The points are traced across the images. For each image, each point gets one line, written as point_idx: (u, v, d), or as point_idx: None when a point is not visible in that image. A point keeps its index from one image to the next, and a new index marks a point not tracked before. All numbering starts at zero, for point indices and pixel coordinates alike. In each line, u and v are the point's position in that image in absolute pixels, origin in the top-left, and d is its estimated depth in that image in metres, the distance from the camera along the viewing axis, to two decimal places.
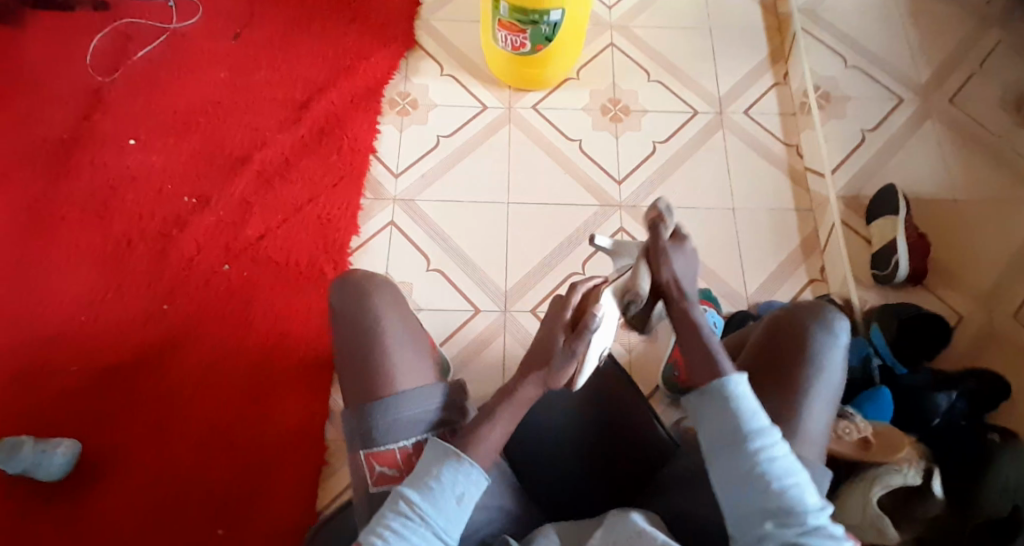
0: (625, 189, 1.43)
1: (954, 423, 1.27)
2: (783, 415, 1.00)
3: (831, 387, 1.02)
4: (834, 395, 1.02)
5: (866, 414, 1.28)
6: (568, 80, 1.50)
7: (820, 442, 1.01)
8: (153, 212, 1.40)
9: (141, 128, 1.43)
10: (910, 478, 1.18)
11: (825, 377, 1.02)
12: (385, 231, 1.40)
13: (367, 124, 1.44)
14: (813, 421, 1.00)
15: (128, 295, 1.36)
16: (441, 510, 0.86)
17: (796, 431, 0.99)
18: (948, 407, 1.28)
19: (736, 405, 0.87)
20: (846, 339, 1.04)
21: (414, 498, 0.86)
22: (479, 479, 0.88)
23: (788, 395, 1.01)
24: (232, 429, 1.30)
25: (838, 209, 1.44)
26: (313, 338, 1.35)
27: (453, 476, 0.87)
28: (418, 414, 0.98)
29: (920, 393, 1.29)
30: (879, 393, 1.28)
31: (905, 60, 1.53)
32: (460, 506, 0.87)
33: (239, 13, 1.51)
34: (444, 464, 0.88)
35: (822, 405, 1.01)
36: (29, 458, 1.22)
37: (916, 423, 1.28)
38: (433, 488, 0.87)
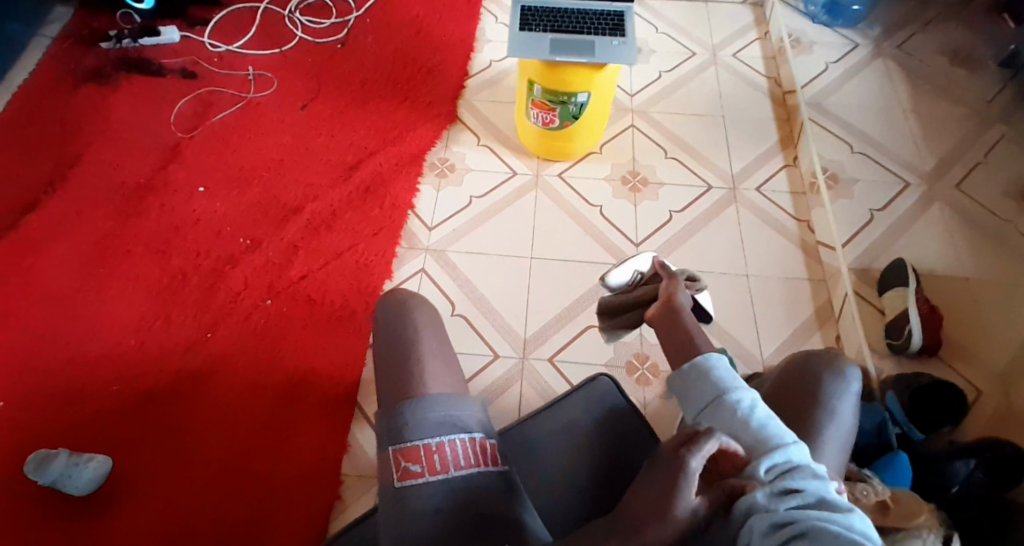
0: (643, 250, 1.53)
1: (972, 493, 1.26)
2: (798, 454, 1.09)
3: (843, 429, 1.12)
4: (845, 437, 1.11)
5: (885, 480, 1.27)
6: (591, 153, 1.65)
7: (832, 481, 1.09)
8: (209, 251, 1.53)
9: (209, 179, 1.60)
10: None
11: (837, 421, 1.12)
12: (415, 277, 1.51)
13: (409, 184, 1.59)
14: (824, 461, 1.09)
15: (175, 323, 1.46)
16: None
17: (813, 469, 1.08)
18: (967, 477, 1.26)
19: (714, 375, 1.01)
20: (857, 385, 1.14)
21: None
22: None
23: (801, 436, 1.10)
24: (254, 457, 1.35)
25: (849, 279, 1.50)
26: (340, 371, 1.43)
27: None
28: (438, 413, 1.06)
29: (939, 462, 1.29)
30: (897, 460, 1.28)
31: (910, 150, 1.64)
32: None
33: (308, 89, 1.72)
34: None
35: (834, 446, 1.10)
36: (60, 469, 1.28)
37: (935, 491, 1.27)
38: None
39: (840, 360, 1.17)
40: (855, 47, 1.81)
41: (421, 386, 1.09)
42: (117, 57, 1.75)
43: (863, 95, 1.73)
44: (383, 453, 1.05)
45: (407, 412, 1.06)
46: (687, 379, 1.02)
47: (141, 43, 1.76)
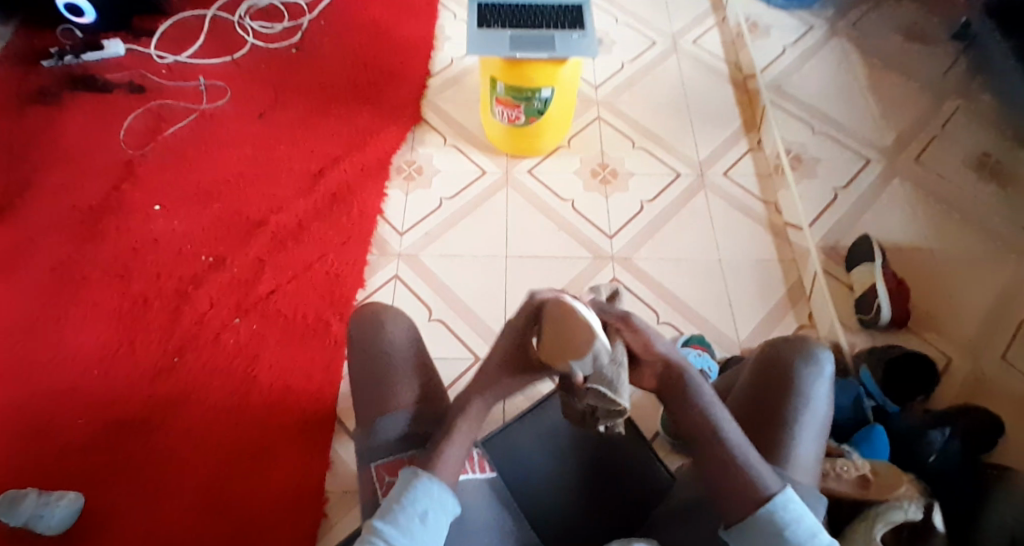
0: (617, 242, 1.53)
1: (949, 459, 1.28)
2: (777, 445, 1.12)
3: (819, 415, 1.14)
4: (822, 425, 1.14)
5: (864, 453, 1.32)
6: (559, 148, 1.64)
7: (812, 469, 1.12)
8: (172, 272, 1.48)
9: (165, 196, 1.55)
10: (912, 513, 1.16)
11: (813, 408, 1.15)
12: (390, 284, 1.48)
13: (375, 189, 1.56)
14: (804, 449, 1.12)
15: (142, 350, 1.42)
16: (403, 530, 0.90)
17: (791, 459, 1.11)
18: (942, 445, 1.29)
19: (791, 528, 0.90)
20: (831, 369, 1.16)
21: (380, 527, 0.90)
22: (443, 497, 0.93)
23: (778, 428, 1.13)
24: (232, 483, 1.32)
25: (818, 258, 1.53)
26: (319, 390, 1.40)
27: (415, 496, 0.92)
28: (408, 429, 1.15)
29: (914, 433, 1.33)
30: (874, 433, 1.33)
31: (870, 128, 1.66)
32: (424, 523, 0.91)
33: (264, 97, 1.67)
34: (409, 485, 0.93)
35: (812, 434, 1.13)
36: (31, 509, 1.24)
37: (913, 462, 1.31)
38: (397, 509, 0.92)
39: (812, 345, 1.18)
40: (810, 28, 1.83)
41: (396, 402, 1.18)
42: (59, 72, 1.68)
43: (821, 75, 1.75)
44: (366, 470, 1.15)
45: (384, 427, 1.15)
46: (763, 534, 0.91)
47: (84, 58, 1.69)
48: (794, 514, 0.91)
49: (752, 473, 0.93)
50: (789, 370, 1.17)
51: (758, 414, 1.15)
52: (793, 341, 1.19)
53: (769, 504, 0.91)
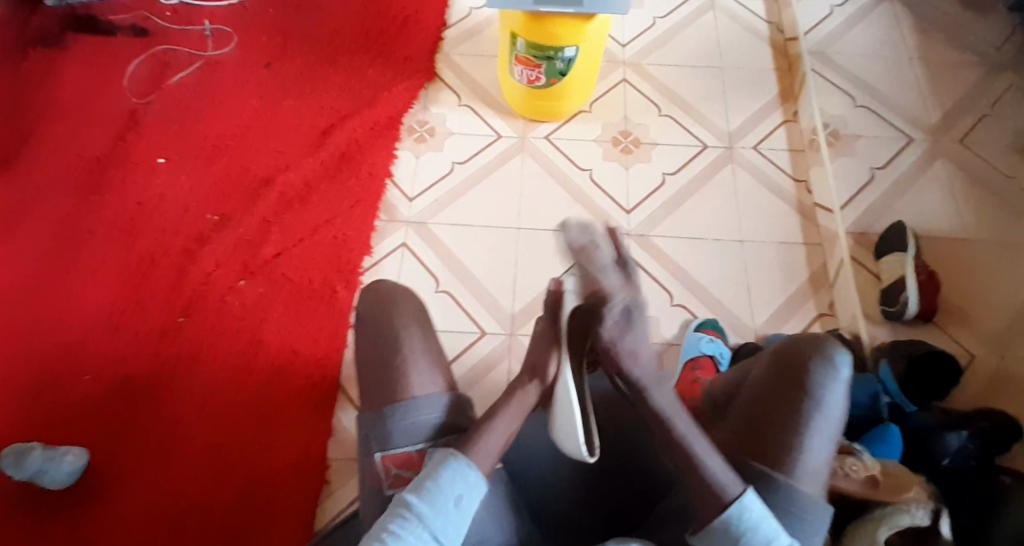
0: (635, 217, 1.47)
1: (964, 464, 1.23)
2: (782, 453, 0.99)
3: (832, 421, 1.00)
4: (835, 434, 1.00)
5: (876, 452, 1.24)
6: (580, 112, 1.56)
7: (820, 479, 0.99)
8: (178, 230, 1.46)
9: (170, 149, 1.52)
10: (919, 518, 1.13)
11: (826, 415, 1.00)
12: (397, 252, 1.44)
13: (386, 150, 1.51)
14: (813, 459, 0.99)
15: (148, 309, 1.40)
16: (437, 511, 0.88)
17: (797, 468, 0.98)
18: (958, 447, 1.23)
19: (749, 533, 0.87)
20: (848, 373, 1.01)
21: (412, 501, 0.88)
22: (479, 482, 0.90)
23: (784, 436, 0.99)
24: (238, 446, 1.31)
25: (847, 244, 1.44)
26: (323, 358, 1.38)
27: (451, 477, 0.89)
28: (430, 425, 1.01)
29: (930, 433, 1.26)
30: (888, 432, 1.25)
31: (916, 103, 1.55)
32: (458, 507, 0.88)
33: (273, 46, 1.62)
34: (444, 465, 0.90)
35: (823, 443, 0.99)
36: (36, 465, 1.23)
37: (927, 463, 1.25)
38: (431, 489, 0.89)
39: (829, 344, 1.03)
40: None
41: (408, 387, 1.04)
42: (65, 15, 1.64)
43: (869, 40, 1.62)
44: (372, 461, 1.02)
45: (396, 422, 1.01)
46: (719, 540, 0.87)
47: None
48: (751, 521, 0.87)
49: (713, 480, 0.88)
50: (804, 369, 1.02)
51: (765, 416, 1.01)
52: (811, 339, 1.04)
53: (728, 508, 0.87)
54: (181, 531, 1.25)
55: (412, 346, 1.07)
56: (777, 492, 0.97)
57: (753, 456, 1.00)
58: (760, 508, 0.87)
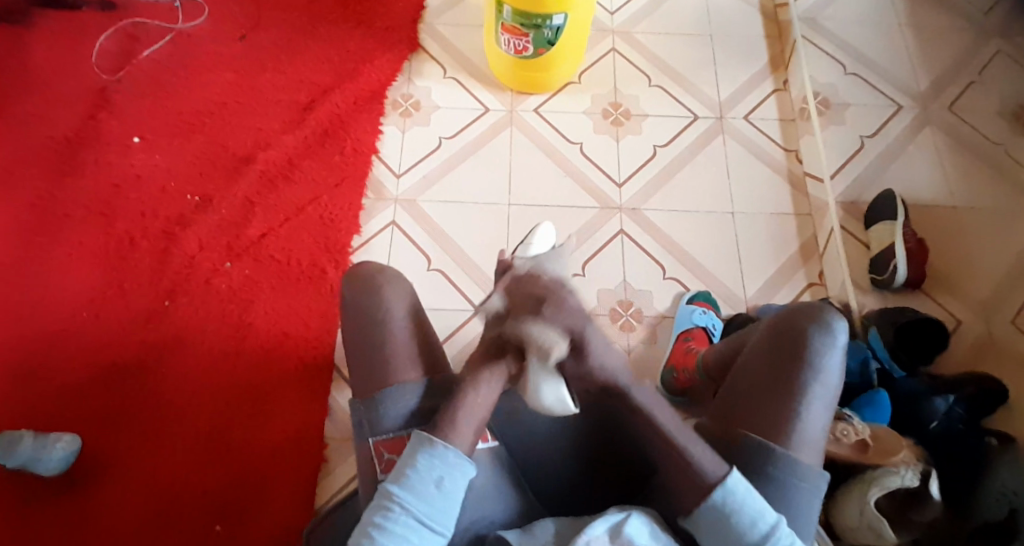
0: (625, 192, 1.45)
1: (953, 427, 1.23)
2: (779, 419, 0.98)
3: (829, 389, 1.00)
4: (832, 399, 0.99)
5: (865, 418, 1.23)
6: (569, 83, 1.53)
7: (818, 445, 0.99)
8: (157, 211, 1.41)
9: (145, 128, 1.46)
10: (908, 480, 1.10)
11: (824, 381, 0.99)
12: (386, 230, 1.41)
13: (370, 125, 1.47)
14: (810, 424, 0.98)
15: (131, 293, 1.36)
16: (421, 498, 0.84)
17: (795, 434, 0.97)
18: (946, 411, 1.24)
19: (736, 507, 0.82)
20: (845, 339, 1.01)
21: (393, 491, 0.84)
22: (459, 462, 0.85)
23: (782, 402, 0.99)
24: (232, 429, 1.29)
25: (837, 214, 1.44)
26: (315, 339, 1.35)
27: (430, 462, 0.85)
28: (411, 406, 1.00)
29: (916, 396, 1.26)
30: (877, 396, 1.24)
31: (905, 69, 1.54)
32: (439, 491, 0.84)
33: (248, 16, 1.56)
34: (420, 449, 0.85)
35: (820, 410, 0.98)
36: (28, 452, 1.21)
37: (914, 426, 1.24)
38: (410, 476, 0.85)
39: (825, 311, 1.03)
40: None
41: (395, 371, 1.03)
42: None
43: (858, 5, 1.61)
44: (364, 446, 1.00)
45: (382, 404, 1.00)
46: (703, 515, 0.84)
47: None
48: (735, 502, 0.83)
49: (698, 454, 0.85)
50: (801, 338, 1.01)
51: (763, 385, 1.01)
52: (808, 307, 1.04)
53: (713, 491, 0.83)
54: (178, 517, 1.24)
55: (396, 325, 1.07)
56: (777, 461, 0.96)
57: (750, 424, 1.00)
58: (745, 487, 0.83)
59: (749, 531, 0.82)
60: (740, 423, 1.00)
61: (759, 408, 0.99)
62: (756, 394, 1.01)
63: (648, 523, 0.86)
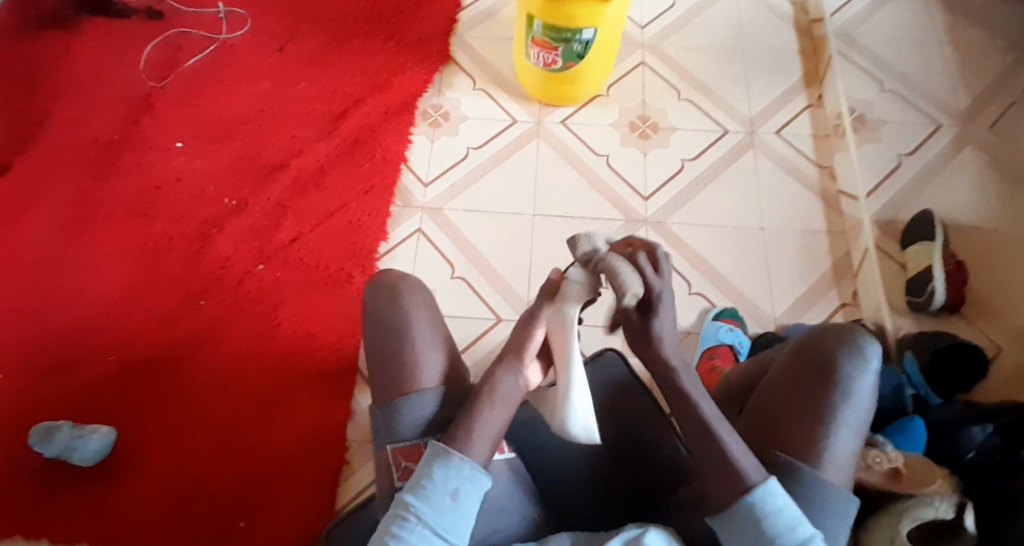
0: (652, 205, 1.44)
1: (988, 459, 1.15)
2: (807, 440, 0.95)
3: (861, 412, 0.97)
4: (863, 422, 0.96)
5: (898, 445, 1.19)
6: (598, 96, 1.53)
7: (847, 469, 0.96)
8: (194, 213, 1.46)
9: (186, 133, 1.52)
10: (942, 512, 1.07)
11: (855, 403, 0.96)
12: (412, 237, 1.43)
13: (400, 135, 1.50)
14: (839, 447, 0.95)
15: (166, 292, 1.41)
16: (435, 509, 0.86)
17: (824, 456, 0.94)
18: (982, 442, 1.17)
19: (766, 523, 0.84)
20: (878, 363, 0.98)
21: (409, 501, 0.87)
22: (474, 473, 0.88)
23: (811, 423, 0.96)
24: (256, 427, 1.32)
25: (871, 232, 1.40)
26: (337, 342, 1.37)
27: (444, 473, 0.88)
28: (427, 416, 1.00)
29: (952, 425, 1.20)
30: (910, 423, 1.19)
31: (944, 88, 1.50)
32: (454, 501, 0.87)
33: (287, 28, 1.61)
34: (436, 460, 0.88)
35: (850, 432, 0.95)
36: (65, 440, 1.25)
37: (949, 457, 1.19)
38: (425, 486, 0.87)
39: (857, 334, 1.00)
40: None
41: (414, 379, 1.03)
42: None
43: (896, 22, 1.57)
44: (382, 453, 1.01)
45: (400, 413, 1.00)
46: (735, 526, 0.85)
47: None
48: (773, 506, 0.84)
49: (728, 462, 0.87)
50: (832, 359, 0.99)
51: (791, 405, 0.98)
52: (839, 329, 1.01)
53: (748, 494, 0.85)
54: (202, 511, 1.26)
55: (416, 332, 1.07)
56: (804, 482, 0.93)
57: (776, 445, 0.97)
58: (782, 493, 0.85)
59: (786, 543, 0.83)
60: (765, 443, 0.97)
61: (787, 429, 0.96)
62: (782, 416, 0.98)
63: (665, 538, 0.87)
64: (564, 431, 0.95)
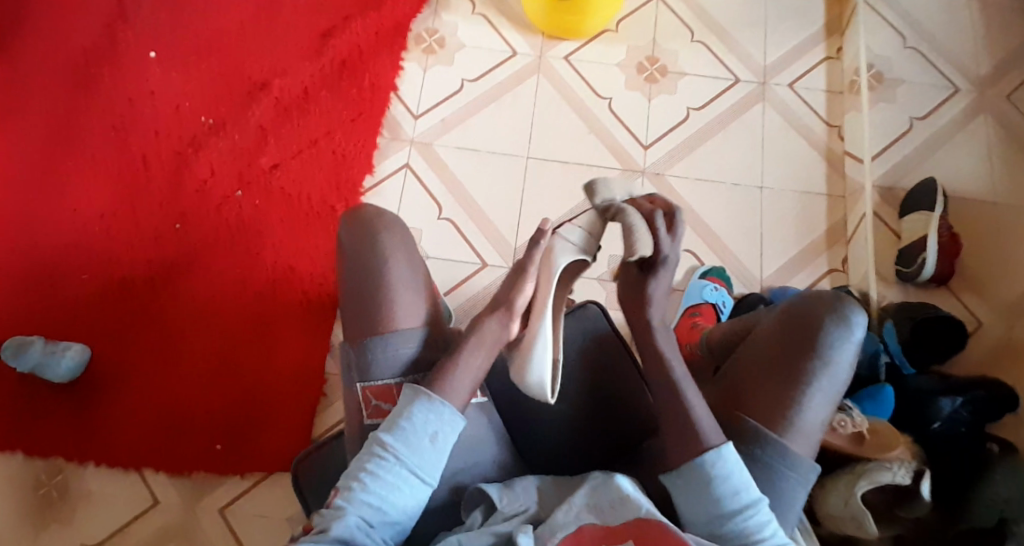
0: (651, 155, 1.39)
1: (954, 430, 1.13)
2: (772, 408, 0.87)
3: (834, 381, 0.88)
4: (836, 390, 0.88)
5: (864, 410, 1.14)
6: (605, 32, 1.46)
7: (813, 439, 0.87)
8: (171, 130, 1.39)
9: (162, 43, 1.43)
10: (899, 477, 0.99)
11: (829, 373, 0.88)
12: (398, 173, 1.37)
13: (390, 61, 1.43)
14: (805, 418, 0.87)
15: (141, 212, 1.35)
16: (414, 450, 0.81)
17: (787, 424, 0.86)
18: (951, 413, 1.14)
19: (714, 486, 0.78)
20: (861, 332, 0.89)
21: (387, 441, 0.81)
22: (454, 418, 0.83)
23: (779, 392, 0.87)
24: (234, 354, 1.28)
25: (872, 199, 1.35)
26: (320, 276, 1.32)
27: (424, 415, 0.83)
28: (404, 358, 0.90)
29: (924, 394, 1.17)
30: (881, 389, 1.14)
31: (969, 49, 1.43)
32: (433, 444, 0.82)
33: None
34: (415, 401, 0.83)
35: (818, 401, 0.87)
36: (37, 356, 1.22)
37: (915, 425, 1.15)
38: (404, 427, 0.82)
39: (844, 301, 0.90)
40: None
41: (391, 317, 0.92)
42: None
43: None
44: (353, 390, 0.92)
45: (373, 350, 0.90)
46: (685, 486, 0.79)
47: None
48: (722, 469, 0.78)
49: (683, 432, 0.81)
50: (811, 326, 0.89)
51: (763, 373, 0.89)
52: (825, 296, 0.92)
53: (704, 454, 0.79)
54: (177, 433, 1.24)
55: (397, 268, 0.94)
56: (762, 452, 0.85)
57: (741, 412, 0.89)
58: (735, 458, 0.78)
59: (729, 505, 0.77)
60: (744, 394, 0.90)
61: (755, 397, 0.88)
62: (752, 384, 0.90)
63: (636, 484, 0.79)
64: (523, 386, 0.87)
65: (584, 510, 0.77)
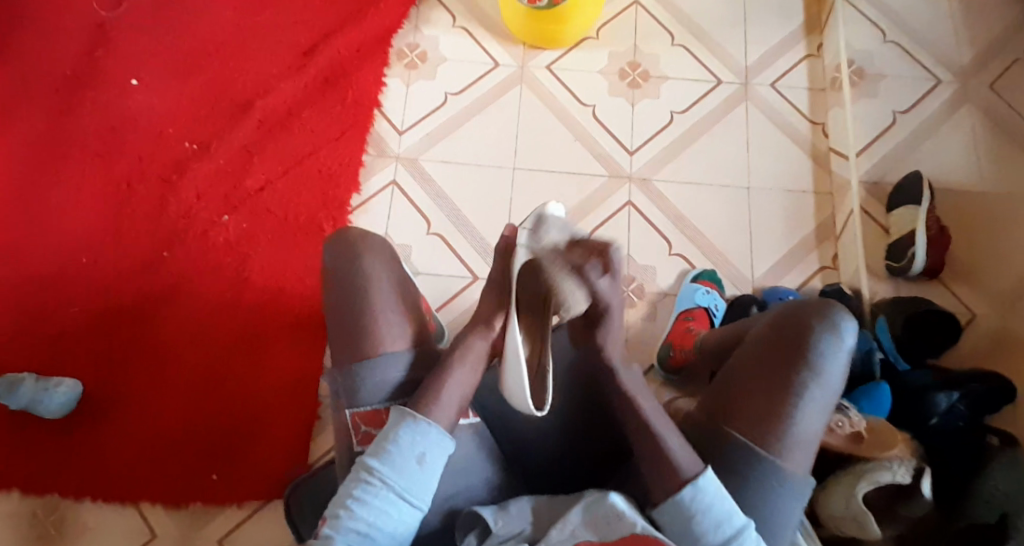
0: (637, 160, 1.39)
1: (952, 424, 1.12)
2: (769, 416, 0.86)
3: (829, 388, 0.87)
4: (832, 397, 0.87)
5: (861, 409, 1.14)
6: (586, 39, 1.47)
7: (811, 447, 0.87)
8: (154, 156, 1.38)
9: (143, 69, 1.43)
10: (899, 477, 0.97)
11: (824, 379, 0.87)
12: (386, 191, 1.37)
13: (373, 75, 1.42)
14: (803, 425, 0.86)
15: (127, 240, 1.33)
16: (401, 473, 0.79)
17: (785, 433, 0.85)
18: (947, 408, 1.12)
19: (698, 514, 0.77)
20: (852, 340, 0.89)
21: (373, 466, 0.80)
22: (441, 439, 0.81)
23: (774, 400, 0.86)
24: (227, 380, 1.27)
25: (859, 195, 1.36)
26: (310, 297, 1.31)
27: (411, 438, 0.81)
28: (391, 380, 0.89)
29: (919, 390, 1.15)
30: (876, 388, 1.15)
31: (949, 42, 1.41)
32: (421, 466, 0.80)
33: None
34: (401, 424, 0.82)
35: (815, 408, 0.86)
36: (30, 394, 1.20)
37: (913, 422, 1.14)
38: (390, 450, 0.80)
39: (833, 309, 0.90)
40: None
41: (377, 340, 0.91)
42: None
43: None
44: (342, 415, 0.90)
45: (361, 375, 0.89)
46: (670, 513, 0.78)
47: None
48: (703, 503, 0.77)
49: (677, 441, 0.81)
50: (803, 334, 0.89)
51: (757, 382, 0.88)
52: (815, 303, 0.91)
53: (683, 488, 0.78)
54: (173, 463, 1.23)
55: (382, 291, 0.93)
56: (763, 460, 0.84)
57: (736, 421, 0.87)
58: (716, 486, 0.78)
59: (712, 538, 0.77)
60: (734, 402, 0.89)
61: (749, 406, 0.87)
62: (745, 392, 0.89)
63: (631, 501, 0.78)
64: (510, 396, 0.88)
65: (581, 528, 0.77)
